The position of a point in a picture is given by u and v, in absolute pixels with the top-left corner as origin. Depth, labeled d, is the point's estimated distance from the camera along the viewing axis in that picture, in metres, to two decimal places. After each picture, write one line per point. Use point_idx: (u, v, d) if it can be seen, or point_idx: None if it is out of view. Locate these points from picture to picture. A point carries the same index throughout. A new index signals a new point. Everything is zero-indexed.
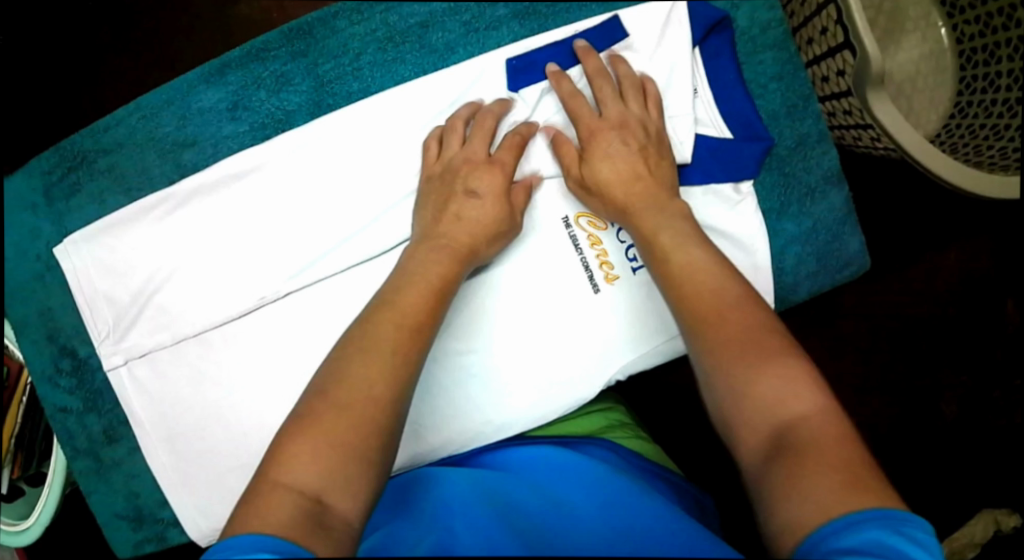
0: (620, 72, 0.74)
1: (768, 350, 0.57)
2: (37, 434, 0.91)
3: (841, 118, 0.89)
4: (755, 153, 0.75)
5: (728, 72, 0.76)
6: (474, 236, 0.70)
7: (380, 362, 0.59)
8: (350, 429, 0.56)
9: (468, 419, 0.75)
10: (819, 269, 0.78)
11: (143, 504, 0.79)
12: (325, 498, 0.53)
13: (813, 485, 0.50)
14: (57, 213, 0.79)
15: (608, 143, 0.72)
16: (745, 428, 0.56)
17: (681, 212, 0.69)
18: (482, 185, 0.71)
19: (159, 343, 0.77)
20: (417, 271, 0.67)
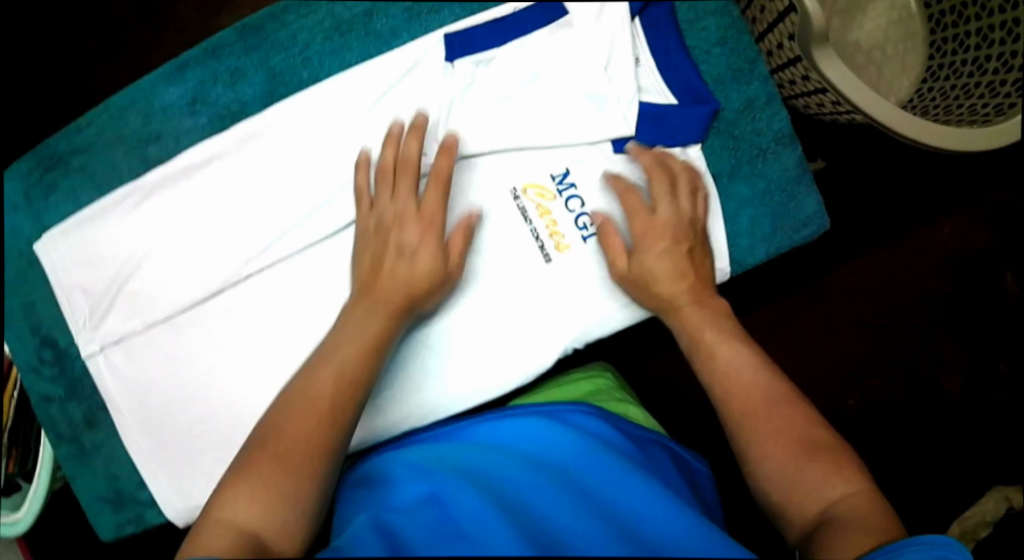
0: (673, 166, 0.75)
1: (813, 447, 0.63)
2: (31, 430, 0.95)
3: (800, 84, 0.88)
4: (700, 117, 0.76)
5: (671, 40, 0.77)
6: (413, 295, 0.71)
7: (318, 416, 0.61)
8: (287, 479, 0.57)
9: (423, 392, 0.76)
10: (774, 231, 0.79)
11: (123, 486, 0.82)
12: (264, 536, 0.54)
13: (852, 541, 0.56)
14: (35, 211, 0.82)
15: (662, 243, 0.73)
16: (794, 507, 0.61)
17: (722, 311, 0.73)
18: (419, 236, 0.72)
19: (131, 329, 0.80)
20: (354, 333, 0.68)
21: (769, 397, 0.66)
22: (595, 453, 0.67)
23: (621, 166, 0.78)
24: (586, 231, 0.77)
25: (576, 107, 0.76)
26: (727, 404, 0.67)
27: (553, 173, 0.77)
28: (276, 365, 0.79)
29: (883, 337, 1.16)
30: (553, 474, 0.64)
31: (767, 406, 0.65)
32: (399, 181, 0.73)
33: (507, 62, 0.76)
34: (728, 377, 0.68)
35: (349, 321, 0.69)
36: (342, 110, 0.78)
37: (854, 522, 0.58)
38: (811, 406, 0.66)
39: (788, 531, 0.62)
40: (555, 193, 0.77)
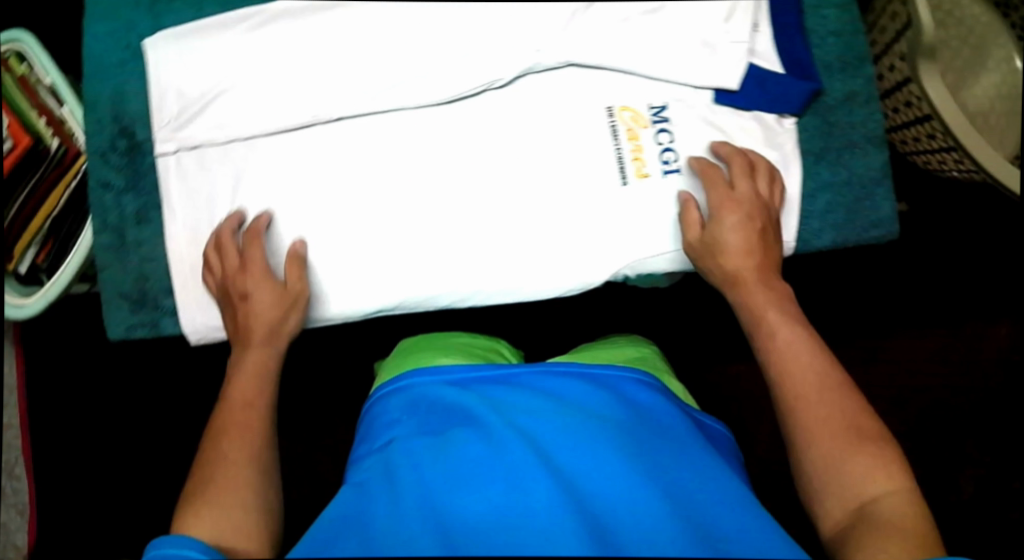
0: (753, 157, 0.77)
1: (860, 437, 0.62)
2: (75, 230, 0.94)
3: (902, 113, 0.91)
4: (802, 93, 0.78)
5: (789, 15, 0.79)
6: (269, 322, 0.77)
7: (234, 439, 0.68)
8: (224, 495, 0.63)
9: (476, 274, 0.79)
10: (845, 222, 0.79)
11: (149, 288, 0.84)
12: (224, 541, 0.60)
13: (885, 547, 0.56)
14: (155, 12, 0.86)
15: (736, 218, 0.74)
16: (830, 499, 0.61)
17: (784, 295, 0.74)
18: (253, 283, 0.77)
19: (212, 139, 0.83)
20: (243, 368, 0.75)
21: (824, 387, 0.65)
22: (648, 418, 0.70)
23: (716, 116, 0.79)
24: (668, 167, 0.78)
25: (688, 48, 0.78)
26: (785, 381, 0.67)
27: (652, 104, 0.79)
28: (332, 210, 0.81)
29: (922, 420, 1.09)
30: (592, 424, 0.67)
31: (822, 389, 0.65)
32: (229, 251, 0.79)
33: None
34: (784, 358, 0.68)
35: (240, 366, 0.76)
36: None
37: (892, 524, 0.57)
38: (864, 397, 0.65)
39: (819, 521, 0.62)
40: (648, 122, 0.78)
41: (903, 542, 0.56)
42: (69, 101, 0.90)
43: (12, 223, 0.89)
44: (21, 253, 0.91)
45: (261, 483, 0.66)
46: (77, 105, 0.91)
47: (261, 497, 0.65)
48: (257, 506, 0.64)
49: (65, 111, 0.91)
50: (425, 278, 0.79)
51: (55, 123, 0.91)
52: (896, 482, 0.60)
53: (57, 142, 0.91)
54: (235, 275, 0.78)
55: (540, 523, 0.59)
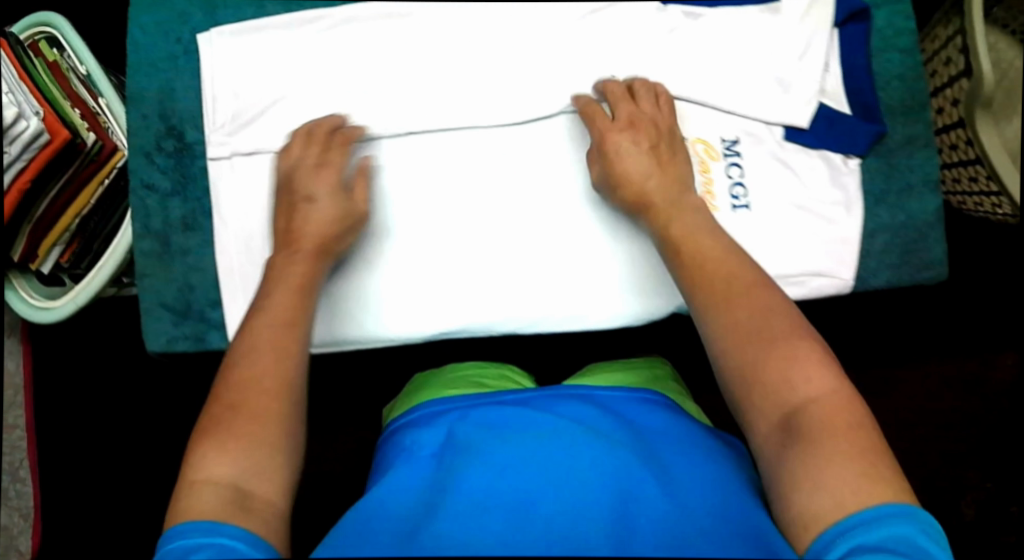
0: (634, 85, 0.77)
1: (783, 341, 0.62)
2: (103, 227, 0.92)
3: (947, 154, 0.93)
4: (868, 135, 0.79)
5: (858, 57, 0.79)
6: (326, 231, 0.72)
7: (268, 357, 0.63)
8: (249, 425, 0.59)
9: (541, 300, 0.78)
10: (900, 262, 0.81)
11: (194, 300, 0.81)
12: (243, 485, 0.56)
13: (823, 467, 0.55)
14: (210, 6, 0.82)
15: (628, 143, 0.74)
16: (760, 414, 0.61)
17: (696, 206, 0.73)
18: (320, 189, 0.74)
19: (269, 146, 0.79)
20: (288, 274, 0.70)
21: (753, 299, 0.65)
22: (640, 431, 0.68)
23: (786, 154, 0.79)
24: (737, 201, 0.78)
25: (761, 84, 0.78)
26: (695, 297, 0.67)
27: (724, 137, 0.78)
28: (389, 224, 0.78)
29: (936, 444, 1.12)
30: (591, 431, 0.66)
31: (727, 295, 0.66)
32: (308, 150, 0.75)
33: (713, 23, 0.78)
34: (699, 270, 0.68)
35: (280, 279, 0.69)
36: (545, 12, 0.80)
37: (825, 432, 0.57)
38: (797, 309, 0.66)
39: (751, 430, 0.61)
40: (721, 155, 0.78)
41: (846, 451, 0.55)
42: (109, 94, 0.90)
43: (41, 219, 0.85)
44: (47, 252, 0.87)
45: (291, 418, 0.61)
46: (115, 98, 0.90)
47: (290, 437, 0.60)
48: (284, 447, 0.59)
49: (102, 103, 0.90)
50: (488, 300, 0.78)
51: (91, 115, 0.88)
52: (829, 381, 0.60)
53: (94, 136, 0.86)
54: (308, 172, 0.74)
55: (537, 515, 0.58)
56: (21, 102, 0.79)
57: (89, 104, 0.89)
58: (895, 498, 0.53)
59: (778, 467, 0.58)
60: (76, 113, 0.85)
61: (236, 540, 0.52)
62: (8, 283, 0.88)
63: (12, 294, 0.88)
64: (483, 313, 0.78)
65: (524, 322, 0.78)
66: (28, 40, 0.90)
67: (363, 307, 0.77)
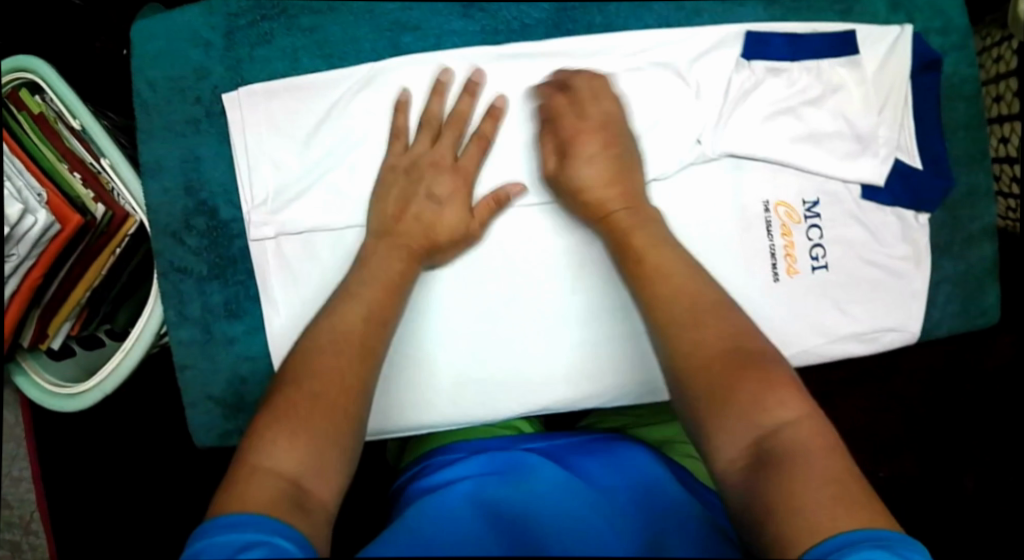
0: (582, 76, 0.74)
1: (748, 368, 0.59)
2: (111, 291, 0.86)
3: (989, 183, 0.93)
4: (939, 190, 0.79)
5: (929, 110, 0.79)
6: (433, 237, 0.71)
7: (350, 353, 0.61)
8: (326, 421, 0.57)
9: (623, 373, 0.77)
10: (962, 310, 0.81)
11: (247, 391, 0.76)
12: (303, 483, 0.53)
13: (804, 495, 0.51)
14: (232, 60, 0.76)
15: (592, 144, 0.70)
16: (725, 438, 0.57)
17: (653, 218, 0.69)
18: (452, 196, 0.72)
19: (319, 223, 0.75)
20: (379, 271, 0.68)
21: (732, 326, 0.62)
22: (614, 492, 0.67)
23: (864, 213, 0.78)
24: (817, 262, 0.77)
25: (841, 141, 0.76)
26: (655, 313, 0.64)
27: (804, 199, 0.77)
28: (444, 291, 0.75)
29: None
30: (563, 490, 0.65)
31: (694, 312, 0.62)
32: (445, 136, 0.74)
33: (795, 78, 0.76)
34: (658, 282, 0.65)
35: (369, 256, 0.70)
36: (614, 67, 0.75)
37: (799, 458, 0.54)
38: (764, 338, 0.63)
39: (714, 460, 0.57)
40: (801, 218, 0.77)
41: (823, 476, 0.52)
42: (112, 156, 0.81)
43: (51, 300, 0.80)
44: (57, 329, 0.83)
45: (362, 421, 0.59)
46: (120, 155, 0.82)
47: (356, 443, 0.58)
48: (352, 449, 0.57)
49: (105, 164, 0.82)
50: (563, 375, 0.77)
51: (93, 179, 0.81)
52: (804, 408, 0.57)
53: (103, 208, 0.80)
54: (433, 169, 0.73)
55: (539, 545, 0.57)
56: (22, 189, 0.74)
57: (90, 165, 0.82)
58: (870, 524, 0.50)
59: (747, 494, 0.54)
60: (78, 180, 0.79)
61: (289, 541, 0.48)
62: (17, 367, 0.82)
63: (25, 380, 0.82)
64: (565, 387, 0.77)
65: (607, 397, 0.77)
66: (7, 87, 0.80)
67: (435, 390, 0.76)
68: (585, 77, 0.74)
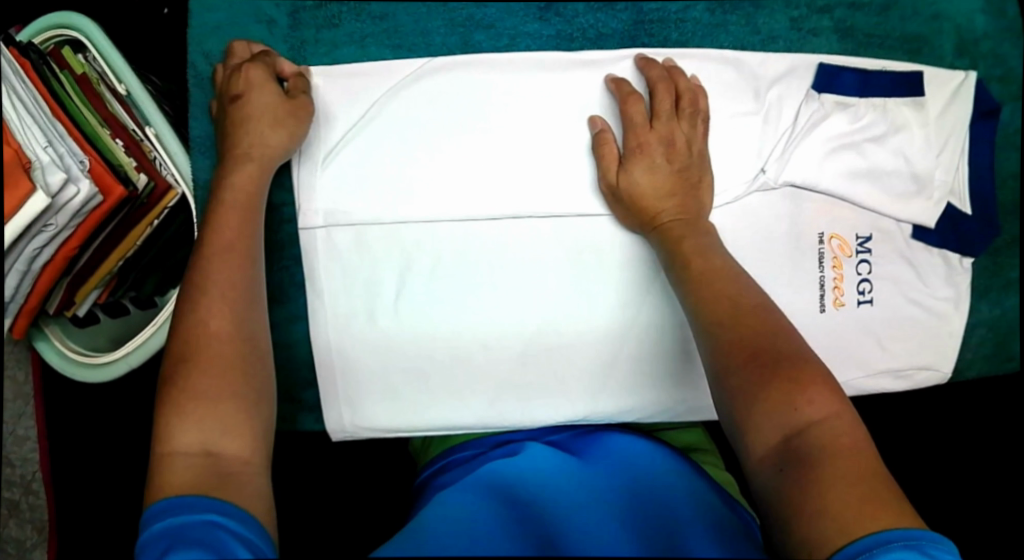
0: (680, 84, 0.73)
1: (773, 364, 0.59)
2: (143, 259, 0.83)
3: None
4: (986, 237, 0.80)
5: (984, 157, 0.80)
6: (259, 132, 0.67)
7: (216, 300, 0.59)
8: (212, 383, 0.55)
9: (663, 391, 0.76)
10: (994, 354, 0.83)
11: (283, 379, 0.75)
12: (213, 449, 0.53)
13: (834, 496, 0.52)
14: (297, 41, 0.74)
15: (654, 157, 0.70)
16: (756, 430, 0.57)
17: (706, 228, 0.70)
18: (251, 82, 0.68)
19: (375, 216, 0.73)
20: (229, 193, 0.65)
21: (759, 313, 0.62)
22: (640, 474, 0.65)
23: (912, 252, 0.79)
24: (862, 297, 0.78)
25: (898, 179, 0.77)
26: (697, 318, 0.64)
27: (857, 234, 0.77)
28: (474, 301, 0.74)
29: None
30: (577, 478, 0.64)
31: (734, 316, 0.62)
32: (239, 53, 0.71)
33: (861, 114, 0.76)
34: (701, 283, 0.65)
35: (228, 186, 0.66)
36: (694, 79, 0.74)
37: (829, 456, 0.54)
38: (792, 323, 0.63)
39: (746, 457, 0.58)
40: (853, 252, 0.77)
41: (849, 474, 0.53)
42: (158, 122, 0.80)
43: (82, 268, 0.78)
44: (85, 296, 0.80)
45: (254, 369, 0.58)
46: (165, 122, 0.80)
47: (252, 389, 0.57)
48: (254, 401, 0.56)
49: (148, 132, 0.80)
50: (607, 387, 0.76)
51: (135, 145, 0.78)
52: (833, 405, 0.57)
53: (145, 178, 0.77)
54: (231, 75, 0.69)
55: (558, 542, 0.55)
56: (65, 154, 0.71)
57: (132, 131, 0.80)
58: (899, 524, 0.51)
59: (776, 491, 0.55)
60: (120, 147, 0.77)
61: (221, 515, 0.49)
62: (40, 332, 0.81)
63: (46, 346, 0.81)
64: (607, 400, 0.76)
65: (647, 413, 0.76)
66: (48, 47, 0.79)
67: (475, 395, 0.75)
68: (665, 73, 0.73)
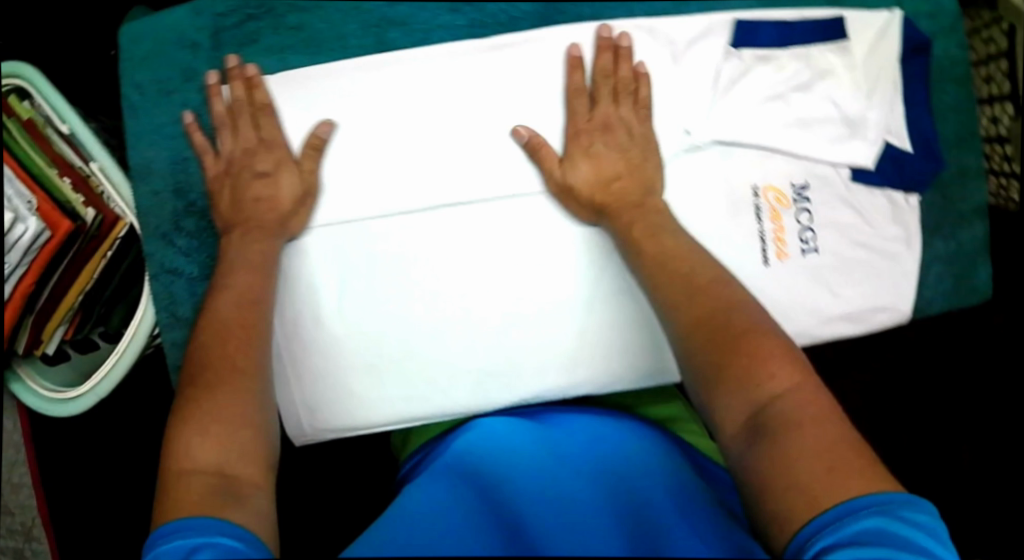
0: (623, 70, 0.73)
1: (738, 341, 0.60)
2: (103, 293, 0.85)
3: (994, 162, 0.89)
4: (930, 173, 0.79)
5: (920, 93, 0.79)
6: (276, 211, 0.72)
7: (239, 337, 0.65)
8: (230, 407, 0.61)
9: (617, 363, 0.76)
10: (953, 289, 0.82)
11: None
12: (229, 469, 0.57)
13: (801, 466, 0.52)
14: (220, 60, 0.76)
15: (594, 143, 0.73)
16: (726, 408, 0.59)
17: (660, 207, 0.72)
18: (277, 165, 0.73)
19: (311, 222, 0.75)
20: (245, 259, 0.70)
21: (723, 298, 0.64)
22: (609, 448, 0.67)
23: (853, 196, 0.78)
24: (806, 247, 0.77)
25: (830, 125, 0.76)
26: (666, 309, 0.66)
27: (793, 183, 0.77)
28: (412, 307, 0.75)
29: None
30: (543, 453, 0.65)
31: (688, 295, 0.65)
32: (239, 124, 0.73)
33: (783, 66, 0.76)
34: (661, 266, 0.67)
35: (244, 261, 0.70)
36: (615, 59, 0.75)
37: (796, 423, 0.55)
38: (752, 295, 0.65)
39: (721, 433, 0.59)
40: (790, 202, 0.77)
41: (811, 444, 0.53)
42: (102, 158, 0.82)
43: (46, 304, 0.80)
44: (51, 334, 0.82)
45: (261, 396, 0.63)
46: (108, 156, 0.82)
47: (259, 413, 0.62)
48: (259, 427, 0.61)
49: (94, 167, 0.82)
50: (561, 364, 0.76)
51: (82, 182, 0.81)
52: (793, 378, 0.58)
53: (93, 213, 0.80)
54: (249, 150, 0.73)
55: (518, 519, 0.58)
56: (12, 196, 0.74)
57: (79, 168, 0.82)
58: (878, 488, 0.50)
59: (747, 463, 0.56)
60: (67, 184, 0.79)
61: (235, 539, 0.51)
62: (13, 374, 0.83)
63: (21, 387, 0.83)
64: (560, 377, 0.76)
65: (601, 385, 0.76)
66: None
67: (427, 386, 0.76)
68: (612, 60, 0.74)
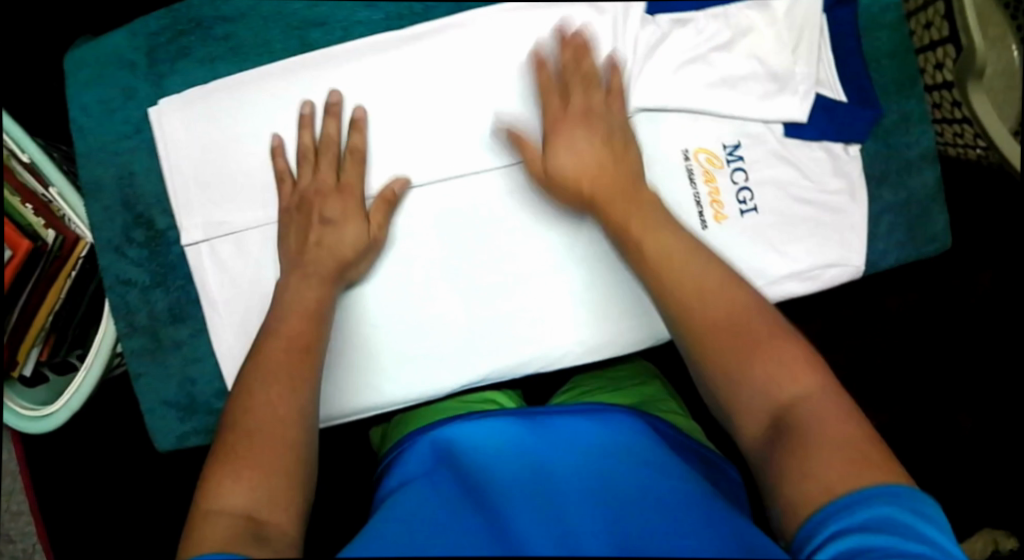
0: (566, 60, 0.74)
1: (765, 337, 0.58)
2: (74, 316, 0.90)
3: (944, 109, 0.87)
4: (866, 120, 0.77)
5: (850, 41, 0.78)
6: (343, 259, 0.71)
7: (280, 387, 0.61)
8: (263, 453, 0.57)
9: (563, 337, 0.77)
10: (908, 238, 0.80)
11: (197, 392, 0.79)
12: (255, 514, 0.54)
13: (819, 463, 0.51)
14: (157, 75, 0.79)
15: (575, 134, 0.70)
16: (746, 412, 0.57)
17: (651, 202, 0.69)
18: (345, 215, 0.72)
19: (250, 221, 0.77)
20: (297, 303, 0.68)
21: (722, 283, 0.62)
22: (613, 458, 0.62)
23: (789, 150, 0.77)
24: (745, 207, 0.77)
25: (756, 82, 0.76)
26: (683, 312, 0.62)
27: (724, 143, 0.77)
28: (405, 321, 0.76)
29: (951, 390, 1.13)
30: (545, 471, 0.60)
31: (701, 293, 0.61)
32: (323, 167, 0.74)
33: (702, 26, 0.76)
34: (660, 268, 0.64)
35: (294, 302, 0.68)
36: (535, 42, 0.76)
37: (817, 428, 0.53)
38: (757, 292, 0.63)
39: (741, 436, 0.58)
40: (723, 162, 0.77)
41: (821, 447, 0.52)
42: (60, 183, 0.85)
43: (17, 325, 0.82)
44: (26, 354, 0.85)
45: (306, 446, 0.59)
46: (69, 186, 0.86)
47: (301, 463, 0.58)
48: (297, 472, 0.57)
49: (54, 192, 0.86)
50: (507, 342, 0.77)
51: (44, 207, 0.84)
52: (816, 381, 0.56)
53: (53, 233, 0.84)
54: (324, 193, 0.73)
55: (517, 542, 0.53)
56: None
57: (40, 195, 0.85)
58: (890, 481, 0.50)
59: (768, 465, 0.55)
60: (30, 209, 0.82)
61: None
62: None
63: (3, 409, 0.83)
64: (506, 356, 0.77)
65: (549, 360, 0.77)
66: None
67: (377, 373, 0.76)
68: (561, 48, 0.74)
